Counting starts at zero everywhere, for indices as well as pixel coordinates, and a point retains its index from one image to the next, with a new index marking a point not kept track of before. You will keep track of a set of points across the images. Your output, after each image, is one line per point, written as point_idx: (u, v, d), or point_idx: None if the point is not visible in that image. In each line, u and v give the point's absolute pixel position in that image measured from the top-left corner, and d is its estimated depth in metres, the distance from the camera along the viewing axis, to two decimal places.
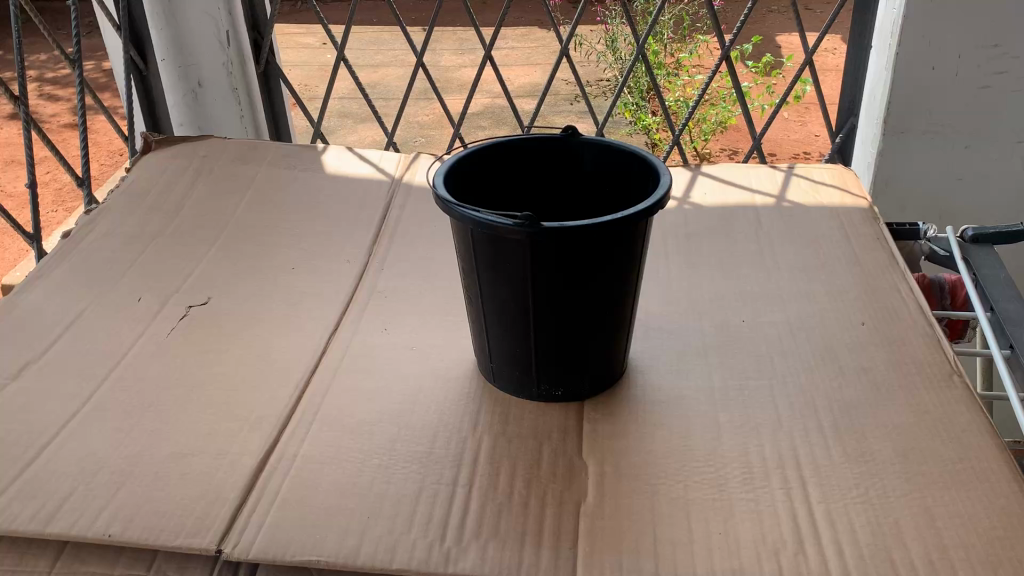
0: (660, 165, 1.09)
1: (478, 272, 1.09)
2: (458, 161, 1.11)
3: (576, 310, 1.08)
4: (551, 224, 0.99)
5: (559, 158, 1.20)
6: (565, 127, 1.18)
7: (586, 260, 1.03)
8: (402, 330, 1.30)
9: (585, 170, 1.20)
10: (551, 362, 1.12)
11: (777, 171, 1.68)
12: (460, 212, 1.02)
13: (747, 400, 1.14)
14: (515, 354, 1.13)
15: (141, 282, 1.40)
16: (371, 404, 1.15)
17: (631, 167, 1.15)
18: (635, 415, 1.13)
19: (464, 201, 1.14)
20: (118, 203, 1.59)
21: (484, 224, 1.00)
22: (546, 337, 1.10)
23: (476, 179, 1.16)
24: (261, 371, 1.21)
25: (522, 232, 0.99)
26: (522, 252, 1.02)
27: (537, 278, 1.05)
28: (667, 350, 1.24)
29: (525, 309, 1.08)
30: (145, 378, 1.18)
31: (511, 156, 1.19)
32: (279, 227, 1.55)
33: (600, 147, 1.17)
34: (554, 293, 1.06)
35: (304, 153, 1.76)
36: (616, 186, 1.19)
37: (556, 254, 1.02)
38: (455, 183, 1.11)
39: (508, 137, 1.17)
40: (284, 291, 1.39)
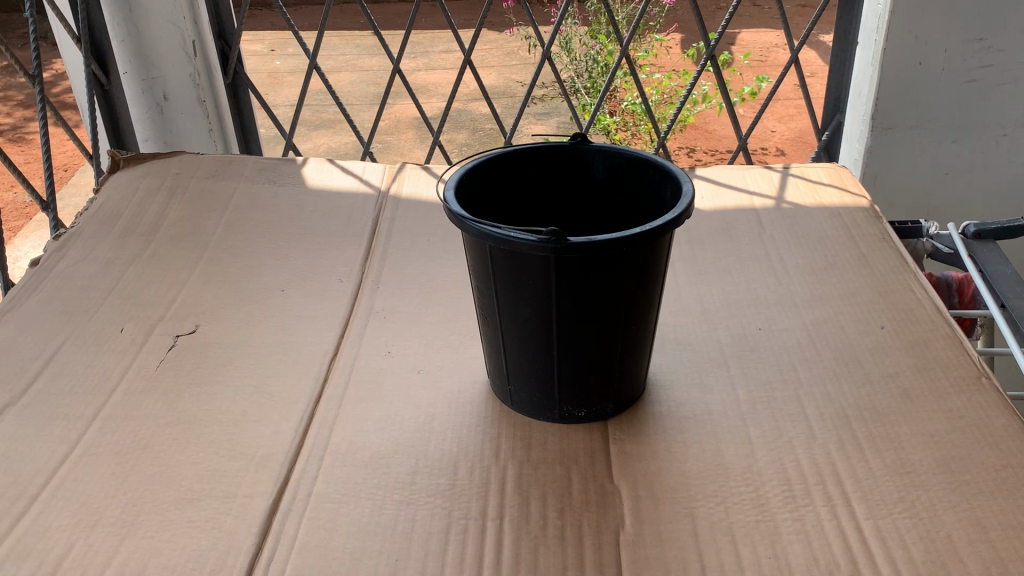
0: (681, 172, 1.05)
1: (496, 291, 1.03)
2: (467, 174, 1.05)
3: (601, 328, 1.03)
4: (577, 240, 0.93)
5: (568, 168, 1.15)
6: (574, 134, 1.13)
7: (613, 276, 0.98)
8: (407, 352, 1.24)
9: (595, 178, 1.15)
10: (574, 383, 1.07)
11: (773, 171, 1.65)
12: (478, 228, 0.96)
13: (776, 412, 1.10)
14: (536, 376, 1.07)
15: (122, 311, 1.31)
16: (384, 435, 1.08)
17: (646, 174, 1.11)
18: (662, 433, 1.08)
19: (474, 215, 1.08)
20: (88, 225, 1.50)
21: (504, 241, 0.95)
22: (568, 356, 1.05)
23: (484, 192, 1.11)
24: (263, 404, 1.14)
25: (547, 249, 0.93)
26: (545, 269, 0.97)
27: (560, 295, 0.99)
28: (686, 363, 1.20)
29: (547, 329, 1.03)
30: (138, 417, 1.10)
31: (519, 166, 1.13)
32: (264, 247, 1.47)
33: (613, 154, 1.12)
34: (578, 311, 1.01)
35: (281, 166, 1.68)
36: (629, 196, 1.14)
37: (582, 270, 0.97)
38: (465, 197, 1.05)
39: (515, 145, 1.12)
40: (277, 316, 1.32)
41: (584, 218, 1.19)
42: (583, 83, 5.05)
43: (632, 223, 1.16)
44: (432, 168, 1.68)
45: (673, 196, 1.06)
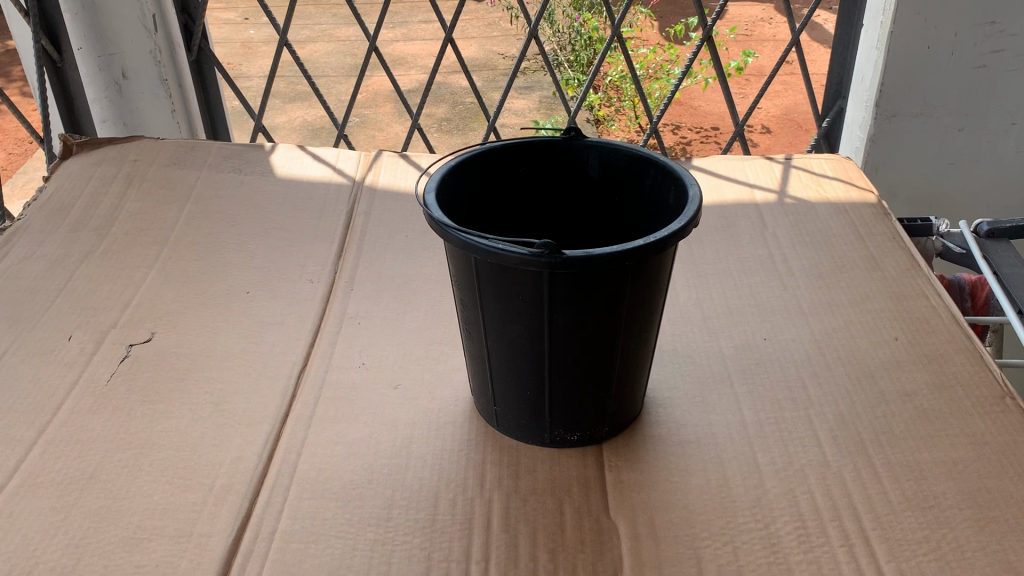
0: (685, 172, 0.95)
1: (482, 305, 0.93)
2: (451, 174, 0.95)
3: (598, 347, 0.93)
4: (574, 253, 0.84)
5: (560, 166, 1.05)
6: (567, 128, 1.03)
7: (613, 292, 0.88)
8: (383, 365, 1.14)
9: (590, 176, 1.05)
10: (568, 405, 0.97)
11: (774, 162, 1.55)
12: (463, 239, 0.86)
13: (786, 436, 1.01)
14: (525, 398, 0.98)
15: (71, 316, 1.20)
16: (358, 463, 0.98)
17: (646, 173, 1.01)
18: (662, 459, 0.99)
19: (458, 220, 0.98)
20: (36, 218, 1.38)
21: (492, 254, 0.84)
22: (561, 377, 0.95)
23: (468, 194, 1.00)
24: (223, 425, 1.03)
25: (540, 263, 0.83)
26: (538, 285, 0.87)
27: (553, 312, 0.89)
28: (687, 378, 1.10)
29: (539, 349, 0.93)
30: (85, 442, 1.00)
31: (507, 164, 1.03)
32: (227, 242, 1.36)
33: (609, 150, 1.02)
34: (573, 329, 0.91)
35: (248, 152, 1.56)
36: (628, 196, 1.04)
37: (579, 288, 0.87)
38: (448, 200, 0.95)
39: (502, 141, 1.01)
40: (240, 321, 1.21)
41: (577, 219, 1.09)
42: (566, 57, 4.92)
43: (630, 226, 1.06)
44: (410, 156, 1.57)
45: (676, 199, 0.96)
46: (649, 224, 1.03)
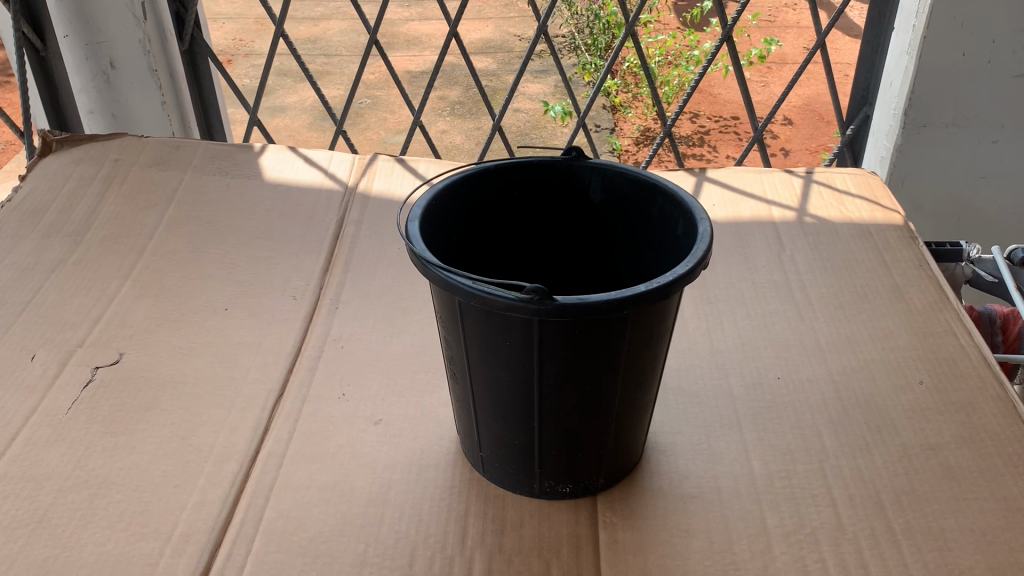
0: (695, 204, 0.86)
1: (467, 348, 0.85)
2: (437, 199, 0.86)
3: (593, 396, 0.85)
4: (567, 299, 0.75)
5: (559, 188, 0.96)
6: (568, 147, 0.93)
7: (610, 340, 0.80)
8: (365, 397, 1.06)
9: (592, 201, 0.96)
10: (560, 456, 0.89)
11: (794, 176, 1.46)
12: (445, 279, 0.77)
13: (797, 492, 0.92)
14: (513, 446, 0.89)
15: (36, 332, 1.12)
16: (330, 513, 0.91)
17: (653, 201, 0.92)
18: (661, 516, 0.91)
19: (444, 249, 0.89)
20: (8, 221, 1.30)
21: (476, 297, 0.76)
22: (552, 427, 0.87)
23: (457, 219, 0.91)
24: (188, 463, 0.96)
25: (530, 310, 0.75)
26: (527, 330, 0.78)
27: (544, 360, 0.81)
28: (693, 422, 1.02)
29: (528, 396, 0.85)
30: (38, 479, 0.92)
31: (501, 186, 0.94)
32: (208, 252, 1.28)
33: (613, 174, 0.93)
34: (565, 378, 0.83)
35: (235, 153, 1.48)
36: (632, 224, 0.95)
37: (572, 336, 0.78)
38: (433, 229, 0.86)
39: (496, 161, 0.92)
40: (216, 342, 1.13)
41: (577, 245, 1.00)
42: (583, 40, 4.78)
43: (635, 257, 0.97)
44: (407, 161, 1.48)
45: (684, 233, 0.87)
46: (654, 256, 0.94)
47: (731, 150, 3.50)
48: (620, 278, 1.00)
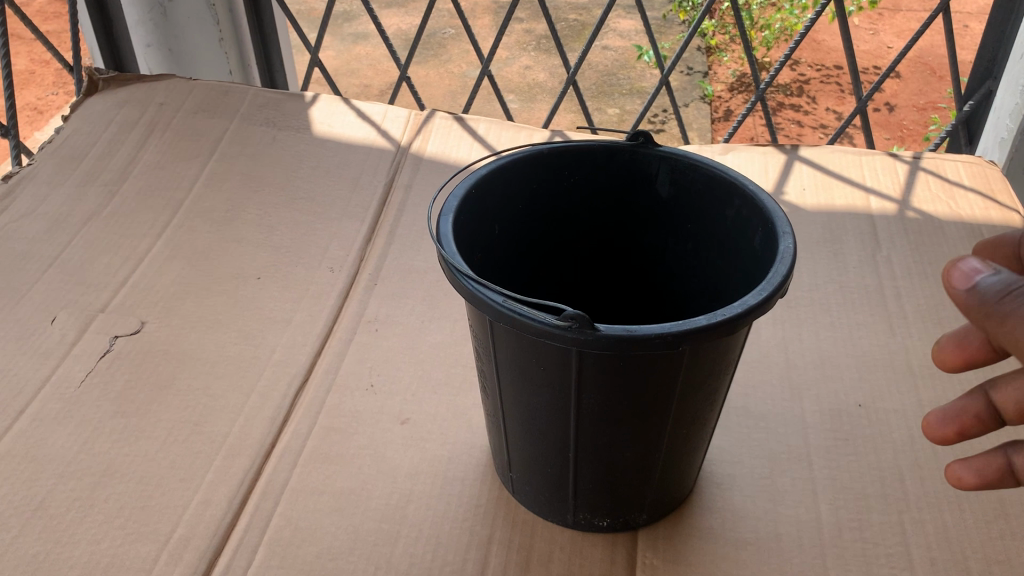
0: (778, 213, 0.71)
1: (499, 366, 0.74)
2: (476, 189, 0.75)
3: (638, 432, 0.73)
4: (613, 330, 0.62)
5: (620, 178, 0.83)
6: (633, 132, 0.80)
7: (663, 374, 0.67)
8: (394, 391, 0.97)
9: (658, 195, 0.83)
10: (598, 490, 0.79)
11: (897, 162, 1.29)
12: (473, 293, 0.65)
13: (869, 548, 0.80)
14: (547, 473, 0.79)
15: (60, 292, 1.06)
16: (342, 524, 0.83)
17: (728, 202, 0.78)
18: (709, 561, 0.80)
19: (481, 246, 0.78)
20: (45, 166, 1.24)
21: (505, 318, 0.64)
22: (591, 459, 0.76)
23: (501, 209, 0.80)
24: (198, 453, 0.89)
25: (569, 339, 0.62)
26: (565, 357, 0.66)
27: (584, 390, 0.69)
28: (755, 452, 0.91)
29: (562, 426, 0.74)
30: (40, 461, 0.87)
31: (555, 173, 0.82)
32: (246, 211, 1.20)
33: (684, 166, 0.79)
34: (608, 411, 0.71)
35: (285, 103, 1.39)
36: (702, 224, 0.82)
37: (616, 368, 0.66)
38: (469, 225, 0.75)
39: (549, 144, 0.80)
40: (245, 315, 1.05)
41: (638, 242, 0.88)
42: None
43: (703, 261, 0.84)
44: (466, 120, 1.37)
45: (763, 246, 0.73)
46: (726, 265, 0.81)
47: (830, 102, 3.11)
48: (686, 283, 0.87)
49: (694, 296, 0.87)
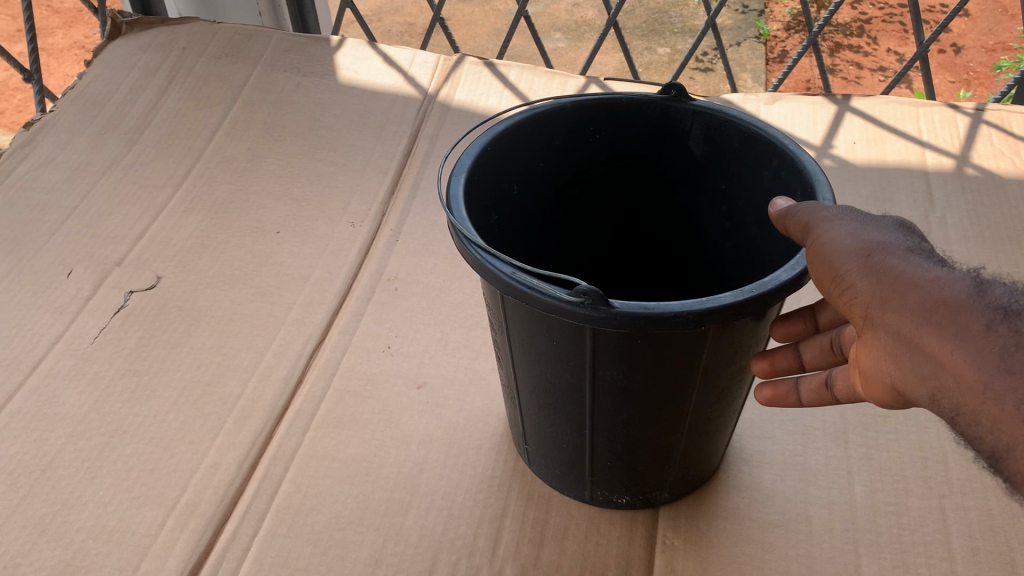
0: (818, 176, 0.64)
1: (510, 339, 0.68)
2: (490, 144, 0.68)
3: (658, 412, 0.68)
4: (629, 306, 0.55)
5: (650, 135, 0.77)
6: (665, 85, 0.74)
7: (685, 353, 0.61)
8: (412, 353, 0.94)
9: (691, 153, 0.77)
10: (616, 468, 0.74)
11: (957, 114, 1.21)
12: (478, 261, 0.59)
13: (906, 533, 0.76)
14: (564, 449, 0.75)
15: (76, 245, 1.04)
16: (352, 491, 0.81)
17: (765, 163, 0.71)
18: (732, 543, 0.76)
19: (492, 207, 0.72)
20: (66, 113, 1.22)
21: (513, 290, 0.57)
22: (607, 438, 0.71)
23: (519, 166, 0.75)
24: (208, 415, 0.87)
25: (580, 315, 0.56)
26: (579, 334, 0.60)
27: (599, 368, 0.63)
28: (787, 427, 0.86)
29: (577, 403, 0.69)
30: (52, 419, 0.86)
31: (579, 127, 0.76)
32: (267, 162, 1.16)
33: (719, 123, 0.73)
34: (625, 391, 0.65)
35: (311, 47, 1.35)
36: (736, 186, 0.76)
37: (633, 346, 0.60)
38: (480, 184, 0.69)
39: (574, 98, 0.74)
40: (262, 271, 1.02)
41: (668, 202, 0.82)
42: None
43: (736, 226, 0.78)
44: (498, 65, 1.31)
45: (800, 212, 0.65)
46: (762, 232, 0.75)
47: (893, 43, 2.92)
48: (717, 249, 0.81)
49: (725, 264, 0.81)
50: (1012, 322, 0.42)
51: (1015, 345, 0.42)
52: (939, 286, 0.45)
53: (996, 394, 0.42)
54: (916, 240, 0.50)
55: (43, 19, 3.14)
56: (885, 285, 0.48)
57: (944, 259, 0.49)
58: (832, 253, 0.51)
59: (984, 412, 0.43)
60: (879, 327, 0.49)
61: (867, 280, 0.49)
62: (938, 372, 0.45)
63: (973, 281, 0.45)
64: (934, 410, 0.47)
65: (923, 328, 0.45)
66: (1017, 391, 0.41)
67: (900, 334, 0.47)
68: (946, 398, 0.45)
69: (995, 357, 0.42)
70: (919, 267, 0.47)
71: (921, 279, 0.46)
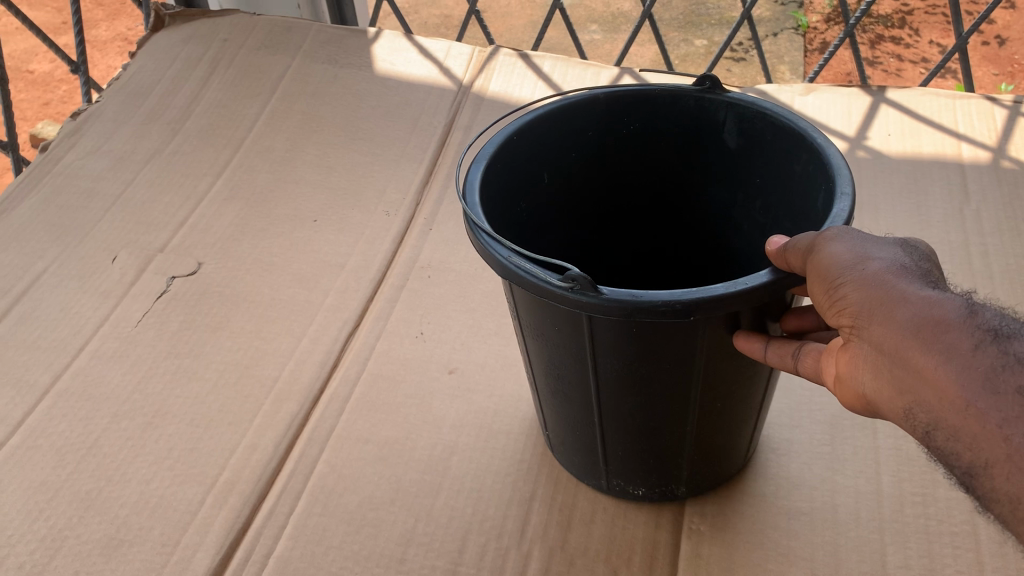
0: (844, 169, 0.63)
1: (526, 330, 0.69)
2: (515, 135, 0.71)
3: (669, 403, 0.67)
4: (619, 294, 0.54)
5: (686, 126, 0.78)
6: (699, 75, 0.74)
7: (685, 344, 0.60)
8: (444, 339, 0.96)
9: (727, 146, 0.77)
10: (628, 457, 0.74)
11: (996, 106, 1.20)
12: (482, 245, 0.60)
13: (932, 524, 0.76)
14: (586, 441, 0.76)
15: (121, 231, 1.07)
16: (385, 472, 0.83)
17: (797, 156, 0.70)
18: (757, 530, 0.77)
19: (515, 200, 0.74)
20: (111, 104, 1.26)
21: (510, 274, 0.58)
22: (617, 426, 0.71)
23: (549, 157, 0.76)
24: (247, 397, 0.89)
25: (570, 301, 0.56)
26: (579, 321, 0.60)
27: (603, 358, 0.63)
28: (813, 418, 0.86)
29: (587, 392, 0.69)
30: (97, 399, 0.89)
31: (612, 117, 0.77)
32: (305, 151, 1.19)
33: (752, 115, 0.73)
34: (631, 381, 0.65)
35: (347, 39, 1.37)
36: (769, 179, 0.75)
37: (630, 335, 0.59)
38: (501, 173, 0.70)
39: (607, 89, 0.75)
40: (299, 258, 1.05)
41: (706, 195, 0.82)
42: None
43: (770, 221, 0.77)
44: (532, 56, 1.32)
45: (824, 206, 0.64)
46: (789, 225, 0.74)
47: (935, 35, 2.87)
48: (754, 245, 0.81)
49: (759, 259, 0.80)
50: (1002, 344, 0.42)
51: (1003, 365, 0.42)
52: (929, 304, 0.45)
53: (979, 412, 0.42)
54: (911, 260, 0.50)
55: (87, 12, 3.20)
56: (875, 298, 0.47)
57: (936, 280, 0.48)
58: (823, 264, 0.51)
59: (963, 428, 0.43)
60: (861, 339, 0.48)
61: (858, 292, 0.48)
62: (917, 388, 0.45)
63: (964, 303, 0.45)
64: (907, 424, 0.47)
65: (906, 342, 0.45)
66: (1001, 410, 0.41)
67: (883, 347, 0.47)
68: (923, 414, 0.45)
69: (980, 376, 0.42)
70: (911, 285, 0.47)
71: (912, 296, 0.46)
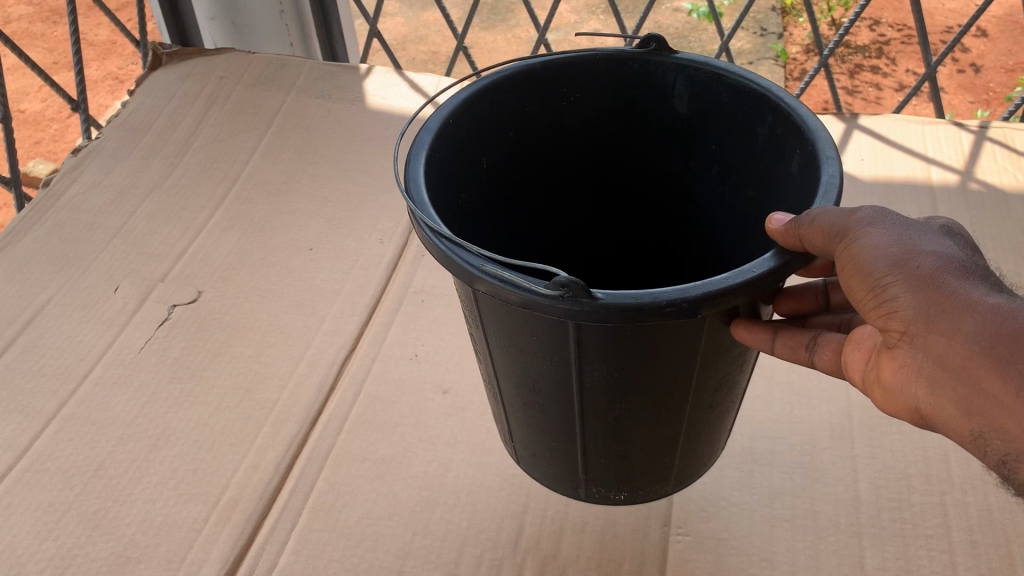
0: (819, 129, 0.64)
1: (493, 338, 0.68)
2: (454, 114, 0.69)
3: (653, 408, 0.69)
4: (613, 297, 0.53)
5: (634, 95, 0.78)
6: (643, 38, 0.74)
7: (672, 345, 0.61)
8: (438, 360, 0.99)
9: (677, 112, 0.78)
10: (609, 464, 0.76)
11: (964, 132, 1.25)
12: (448, 258, 0.57)
13: (908, 528, 0.79)
14: (559, 445, 0.76)
15: (122, 262, 1.11)
16: (382, 488, 0.86)
17: (760, 120, 0.71)
18: (742, 536, 0.80)
19: (461, 182, 0.73)
20: (111, 140, 1.30)
21: (488, 285, 0.55)
22: (600, 434, 0.72)
23: (488, 136, 0.75)
24: (247, 419, 0.92)
25: (561, 308, 0.54)
26: (562, 328, 0.59)
27: (585, 368, 0.63)
28: (795, 429, 0.90)
29: (568, 404, 0.69)
30: (103, 423, 0.92)
31: (552, 89, 0.77)
32: (300, 183, 1.23)
33: (705, 78, 0.73)
34: (613, 390, 0.66)
35: (340, 75, 1.42)
36: (728, 145, 0.77)
37: (616, 339, 0.59)
38: (445, 158, 0.68)
39: (542, 58, 0.74)
40: (295, 285, 1.08)
41: (663, 166, 0.83)
42: None
43: (730, 186, 0.79)
44: None
45: (801, 170, 0.66)
46: (757, 194, 0.76)
47: (911, 65, 2.95)
48: (718, 217, 0.83)
49: (722, 230, 0.83)
50: None
51: None
52: (1000, 317, 0.49)
53: None
54: (955, 253, 0.53)
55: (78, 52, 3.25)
56: (939, 306, 0.50)
57: (981, 275, 0.52)
58: (869, 262, 0.52)
59: None
60: (924, 348, 0.51)
61: (917, 298, 0.50)
62: (995, 403, 0.49)
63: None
64: (969, 431, 0.52)
65: (982, 359, 0.49)
66: None
67: (955, 360, 0.50)
68: (1000, 428, 0.50)
69: None
70: (976, 293, 0.50)
71: (980, 306, 0.49)
